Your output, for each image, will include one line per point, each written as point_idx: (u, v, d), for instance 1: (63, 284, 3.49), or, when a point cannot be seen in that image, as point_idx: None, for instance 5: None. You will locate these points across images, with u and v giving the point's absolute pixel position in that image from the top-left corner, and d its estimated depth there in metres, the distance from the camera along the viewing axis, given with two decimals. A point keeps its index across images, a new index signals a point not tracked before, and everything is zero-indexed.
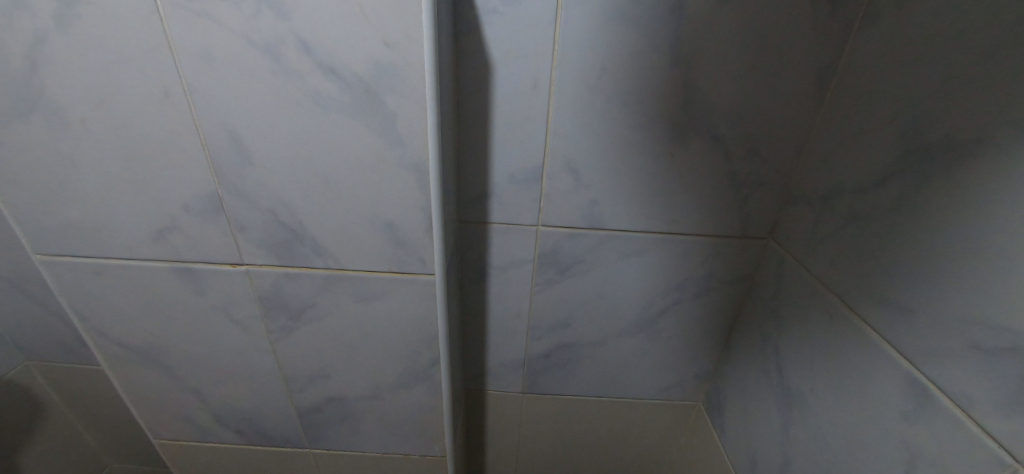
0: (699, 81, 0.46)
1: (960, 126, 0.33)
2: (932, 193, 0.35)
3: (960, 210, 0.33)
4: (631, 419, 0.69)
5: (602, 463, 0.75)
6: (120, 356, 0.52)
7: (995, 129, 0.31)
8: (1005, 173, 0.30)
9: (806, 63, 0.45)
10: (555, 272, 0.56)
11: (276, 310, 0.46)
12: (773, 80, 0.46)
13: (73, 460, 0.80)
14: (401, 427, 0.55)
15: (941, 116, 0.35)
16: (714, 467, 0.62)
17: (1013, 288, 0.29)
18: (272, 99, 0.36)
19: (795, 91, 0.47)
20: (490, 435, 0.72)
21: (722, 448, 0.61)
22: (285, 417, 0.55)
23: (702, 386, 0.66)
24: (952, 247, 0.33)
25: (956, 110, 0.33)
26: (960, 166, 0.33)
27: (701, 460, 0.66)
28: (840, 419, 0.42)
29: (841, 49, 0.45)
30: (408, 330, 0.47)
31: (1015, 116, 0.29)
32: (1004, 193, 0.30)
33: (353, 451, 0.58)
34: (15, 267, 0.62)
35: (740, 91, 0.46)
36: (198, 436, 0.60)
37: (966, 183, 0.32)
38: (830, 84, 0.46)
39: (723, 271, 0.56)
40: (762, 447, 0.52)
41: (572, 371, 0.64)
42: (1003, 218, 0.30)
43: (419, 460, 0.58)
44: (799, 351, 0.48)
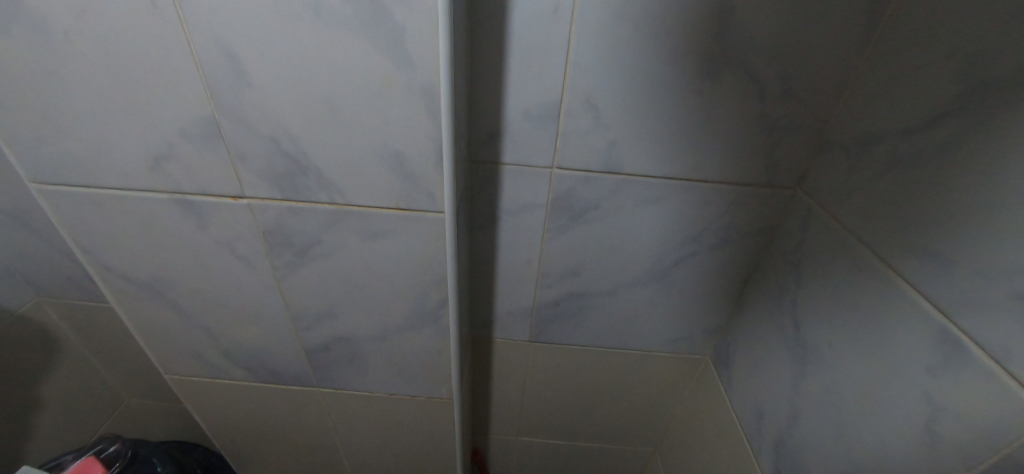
0: (739, 8, 0.41)
1: None
2: (989, 134, 0.32)
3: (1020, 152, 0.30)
4: (638, 370, 0.70)
5: (605, 412, 0.76)
6: (127, 291, 0.52)
7: None
8: None
9: None
10: (568, 218, 0.54)
11: (280, 247, 0.45)
12: (820, 9, 0.41)
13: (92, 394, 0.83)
14: (408, 370, 0.55)
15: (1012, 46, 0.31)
16: (719, 420, 0.63)
17: None
18: (269, 10, 0.32)
19: (843, 23, 0.42)
20: (496, 382, 0.73)
21: (729, 400, 0.61)
22: (294, 356, 0.55)
23: (711, 340, 0.65)
24: (1006, 192, 0.30)
25: None
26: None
27: (706, 412, 0.66)
28: (857, 373, 0.41)
29: None
30: (416, 271, 0.45)
31: None
32: None
33: (361, 392, 0.59)
34: (16, 201, 0.60)
35: (782, 21, 0.42)
36: (208, 372, 0.60)
37: None
38: (884, 14, 0.41)
39: (743, 222, 0.54)
40: (771, 400, 0.52)
41: (581, 321, 0.63)
42: None
43: (427, 402, 0.59)
44: (818, 305, 0.46)
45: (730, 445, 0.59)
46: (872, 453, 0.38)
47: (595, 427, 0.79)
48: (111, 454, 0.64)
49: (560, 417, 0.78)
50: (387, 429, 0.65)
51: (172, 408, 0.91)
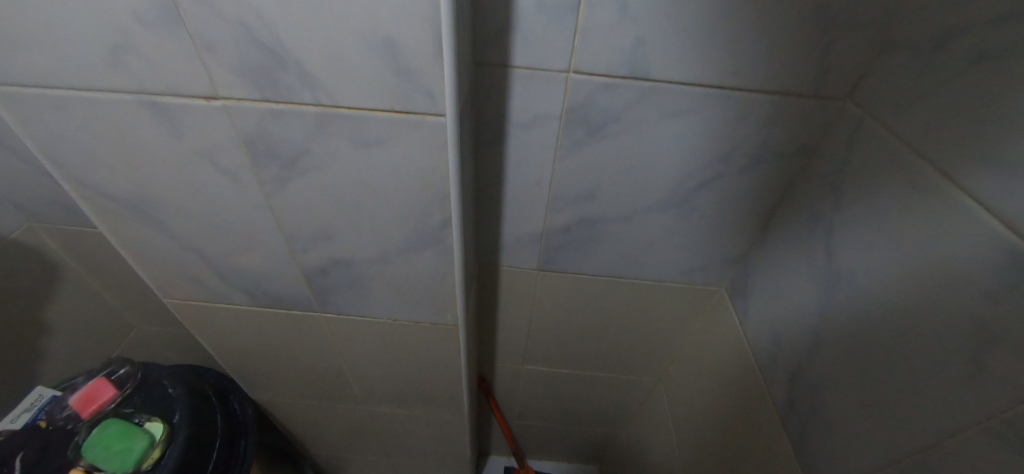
0: None
1: None
2: None
3: None
4: (648, 302, 0.68)
5: (612, 343, 0.76)
6: (109, 210, 0.48)
7: None
8: None
9: None
10: (584, 134, 0.48)
11: (266, 158, 0.41)
12: None
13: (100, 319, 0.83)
14: (412, 295, 0.53)
15: None
16: (729, 350, 0.62)
17: None
18: None
19: None
20: (503, 311, 0.72)
21: (742, 331, 0.59)
22: (292, 280, 0.53)
23: (728, 270, 0.62)
24: None
25: None
26: None
27: (716, 343, 0.65)
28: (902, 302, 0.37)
29: None
30: (416, 186, 0.41)
31: None
32: None
33: (364, 317, 0.57)
34: None
35: None
36: (207, 296, 0.59)
37: None
38: None
39: (780, 140, 0.48)
40: (793, 329, 0.49)
41: (592, 249, 0.60)
42: None
43: (432, 328, 0.58)
44: (861, 229, 0.42)
45: (741, 375, 0.58)
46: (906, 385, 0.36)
47: (601, 357, 0.79)
48: (122, 376, 0.65)
49: (566, 347, 0.78)
50: (393, 355, 0.65)
51: (182, 335, 0.92)
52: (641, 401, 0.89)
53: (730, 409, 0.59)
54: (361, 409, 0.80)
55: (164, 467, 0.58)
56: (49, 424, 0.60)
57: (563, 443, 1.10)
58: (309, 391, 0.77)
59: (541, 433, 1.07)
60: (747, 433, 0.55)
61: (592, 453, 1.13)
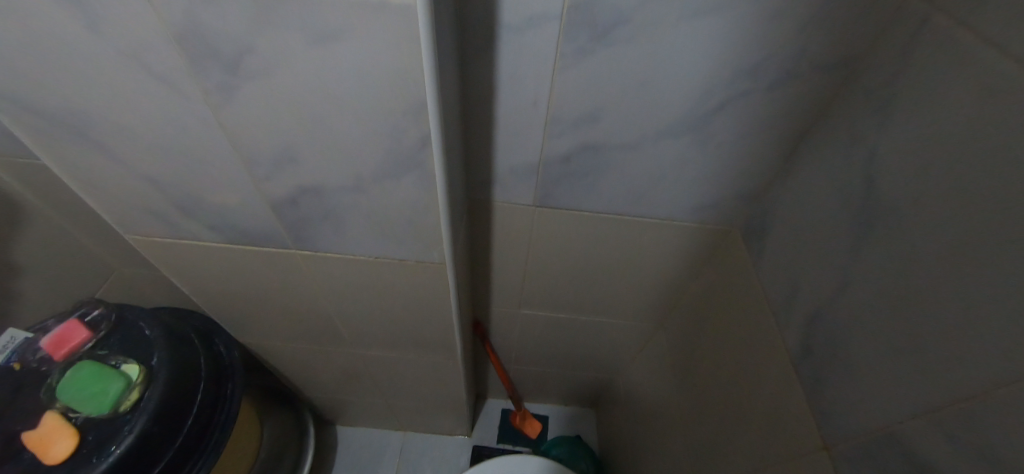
0: None
1: None
2: None
3: None
4: (654, 243, 0.63)
5: (613, 287, 0.72)
6: (34, 128, 0.41)
7: None
8: None
9: None
10: (589, 39, 0.41)
11: (204, 59, 0.33)
12: None
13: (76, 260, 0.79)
14: (393, 230, 0.48)
15: None
16: (738, 293, 0.57)
17: None
18: None
19: None
20: (497, 252, 0.67)
21: (755, 272, 0.55)
22: (260, 212, 0.48)
23: (744, 208, 0.57)
24: None
25: None
26: None
27: (723, 287, 0.61)
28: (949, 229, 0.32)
29: None
30: (386, 96, 0.34)
31: None
32: None
33: (342, 255, 0.53)
34: None
35: None
36: (172, 232, 0.54)
37: None
38: None
39: (822, 48, 0.41)
40: (815, 268, 0.45)
41: (594, 182, 0.54)
42: None
43: (418, 268, 0.53)
44: (908, 150, 0.36)
45: (750, 318, 0.54)
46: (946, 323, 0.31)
47: (601, 301, 0.76)
48: (96, 318, 0.62)
49: (564, 291, 0.74)
50: (379, 297, 0.61)
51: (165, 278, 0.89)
52: (640, 347, 0.87)
53: (737, 354, 0.56)
54: (352, 352, 0.78)
55: (144, 409, 0.56)
56: (22, 365, 0.57)
57: (560, 387, 1.10)
58: (297, 335, 0.74)
59: (538, 378, 1.07)
60: (754, 379, 0.52)
61: (589, 397, 1.14)
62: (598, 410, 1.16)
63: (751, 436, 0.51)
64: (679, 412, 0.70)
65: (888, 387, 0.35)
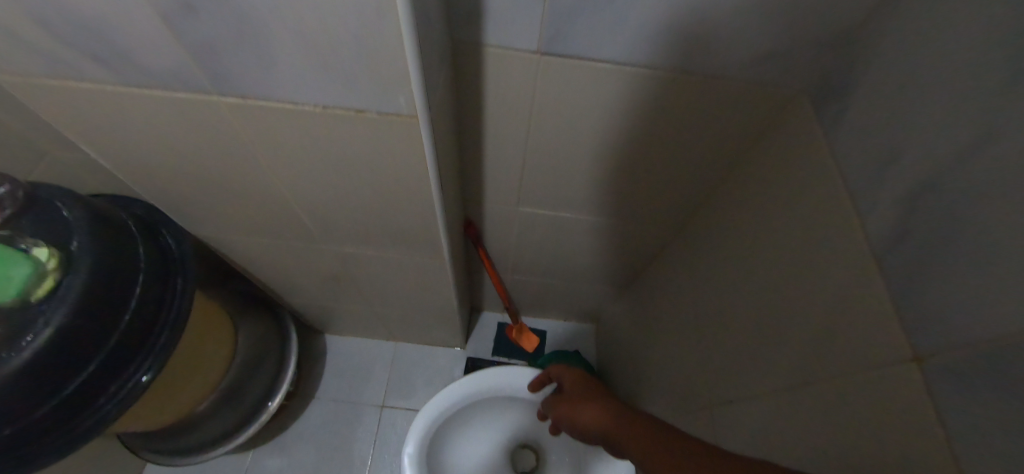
0: None
1: None
2: None
3: None
4: (691, 112, 0.49)
5: (632, 176, 0.60)
6: None
7: None
8: None
9: None
10: None
11: None
12: None
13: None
14: (340, 60, 0.34)
15: None
16: (795, 175, 0.45)
17: None
18: None
19: None
20: (490, 124, 0.54)
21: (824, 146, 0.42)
22: (148, 35, 0.33)
23: (823, 60, 0.42)
24: None
25: None
26: None
27: (774, 170, 0.49)
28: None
29: None
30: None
31: None
32: None
33: (281, 105, 0.39)
34: None
35: None
36: (48, 70, 0.39)
37: None
38: None
39: None
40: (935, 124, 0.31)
41: (623, 12, 0.39)
42: None
43: (381, 126, 0.40)
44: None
45: (810, 203, 0.42)
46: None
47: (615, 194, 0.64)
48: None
49: (574, 182, 0.62)
50: (341, 171, 0.48)
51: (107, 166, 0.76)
52: (655, 252, 0.77)
53: (783, 250, 0.45)
54: (325, 251, 0.68)
55: (65, 296, 0.47)
56: None
57: (561, 299, 1.03)
58: (256, 226, 0.63)
59: (537, 289, 0.99)
60: (804, 276, 0.42)
61: (590, 311, 1.07)
62: (599, 324, 1.10)
63: (797, 344, 0.42)
64: (699, 322, 0.61)
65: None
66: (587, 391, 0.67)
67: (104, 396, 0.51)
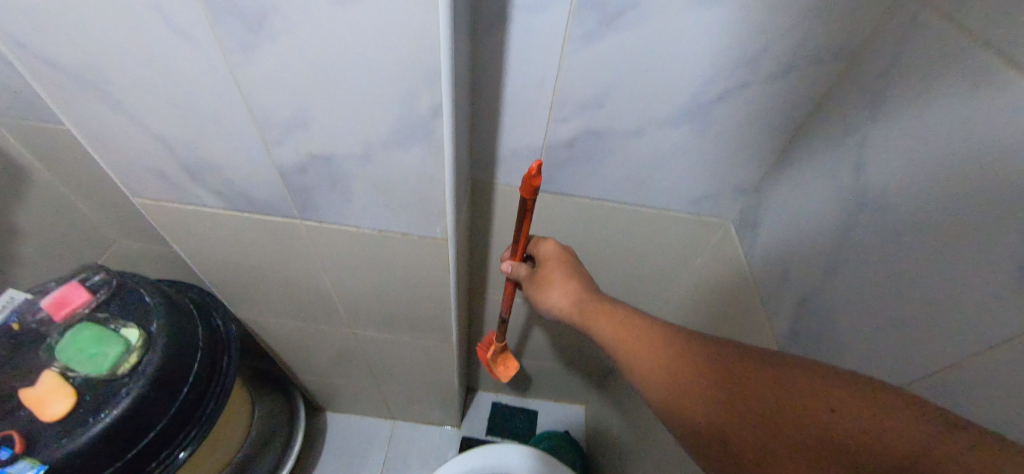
0: None
1: None
2: None
3: None
4: (654, 232, 0.65)
5: (613, 276, 0.75)
6: (49, 83, 0.42)
7: None
8: None
9: None
10: (598, 21, 0.42)
11: (222, 13, 0.34)
12: None
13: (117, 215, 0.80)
14: (396, 201, 0.49)
15: None
16: (728, 296, 0.59)
17: None
18: None
19: None
20: (497, 225, 0.67)
21: (748, 275, 0.56)
22: (264, 178, 0.48)
23: (740, 201, 0.59)
24: None
25: None
26: None
27: (714, 288, 0.64)
28: (971, 194, 0.30)
29: None
30: (406, 4, 0.32)
31: None
32: None
33: (349, 229, 0.54)
34: None
35: None
36: (177, 196, 0.54)
37: None
38: None
39: (815, 46, 0.42)
40: (831, 238, 0.43)
41: (597, 169, 0.56)
42: None
43: (418, 243, 0.54)
44: (923, 108, 0.35)
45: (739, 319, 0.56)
46: (993, 296, 0.29)
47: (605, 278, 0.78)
48: (97, 282, 0.63)
49: None
50: (389, 277, 0.62)
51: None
52: None
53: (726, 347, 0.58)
54: (345, 334, 0.78)
55: (143, 372, 0.57)
56: (22, 327, 0.58)
57: (554, 380, 1.12)
58: (292, 309, 0.74)
59: (538, 347, 1.01)
60: None
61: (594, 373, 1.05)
62: (597, 392, 1.09)
63: None
64: None
65: (906, 351, 0.34)
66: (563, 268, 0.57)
67: (154, 461, 0.59)
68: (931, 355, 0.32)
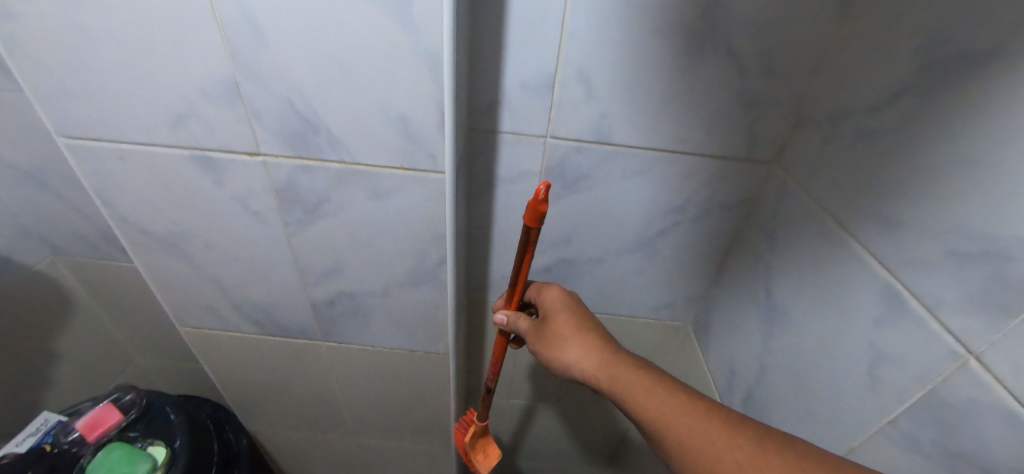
0: (732, 4, 0.45)
1: (966, 63, 0.34)
2: (905, 134, 0.38)
3: (937, 133, 0.35)
4: (625, 335, 0.76)
5: None
6: (143, 244, 0.55)
7: (961, 98, 0.34)
8: (951, 158, 0.34)
9: (817, 10, 0.45)
10: (561, 187, 0.58)
11: (291, 203, 0.48)
12: (791, 21, 0.46)
13: (144, 333, 0.89)
14: (407, 324, 0.60)
15: (970, 41, 0.33)
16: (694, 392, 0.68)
17: (976, 222, 0.32)
18: (303, 22, 0.36)
19: (809, 24, 0.46)
20: (490, 334, 0.78)
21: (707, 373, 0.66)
22: (299, 309, 0.60)
23: (692, 308, 0.71)
24: (938, 183, 0.35)
25: (975, 42, 0.33)
26: (943, 115, 0.35)
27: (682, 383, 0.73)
28: (830, 311, 0.44)
29: (847, 13, 0.45)
30: (424, 198, 0.47)
31: (966, 95, 0.33)
32: (969, 150, 0.33)
33: (365, 347, 0.64)
34: (60, 174, 0.65)
35: (767, 29, 0.46)
36: (218, 324, 0.64)
37: (936, 139, 0.35)
38: (846, 22, 0.45)
39: (720, 198, 0.58)
40: (761, 345, 0.54)
41: (572, 287, 0.69)
42: (958, 187, 0.33)
43: (422, 357, 0.64)
44: (795, 248, 0.50)
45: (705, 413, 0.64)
46: (853, 387, 0.41)
47: None
48: (128, 402, 0.69)
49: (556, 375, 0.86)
50: (395, 387, 0.70)
51: (194, 372, 0.96)
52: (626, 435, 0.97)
53: None
54: (350, 443, 0.83)
55: None
56: (54, 448, 0.63)
57: None
58: (302, 420, 0.79)
59: (546, 424, 0.97)
60: None
61: (599, 457, 1.01)
62: None
63: None
64: None
65: (815, 433, 0.45)
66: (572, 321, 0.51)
67: None
68: (829, 436, 0.43)
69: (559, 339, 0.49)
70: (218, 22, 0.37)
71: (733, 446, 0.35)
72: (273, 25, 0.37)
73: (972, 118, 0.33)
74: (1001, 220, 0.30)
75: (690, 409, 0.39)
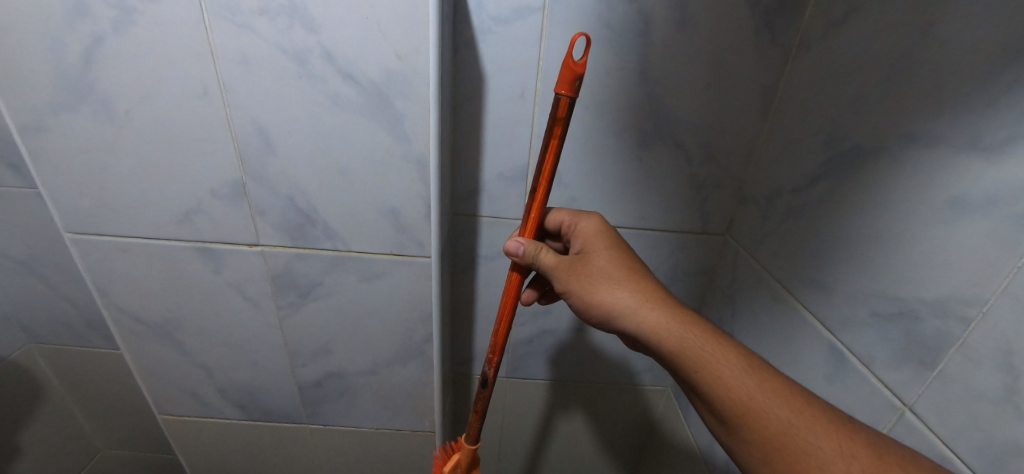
0: (672, 108, 0.54)
1: (858, 157, 0.41)
2: (824, 211, 0.44)
3: (847, 211, 0.42)
4: (611, 393, 0.81)
5: (586, 435, 0.86)
6: (133, 332, 0.56)
7: (859, 184, 0.41)
8: (860, 233, 0.40)
9: (742, 111, 0.54)
10: None
11: (286, 288, 0.51)
12: (723, 119, 0.55)
13: (114, 421, 0.85)
14: (394, 401, 0.61)
15: (858, 140, 0.41)
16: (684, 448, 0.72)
17: (888, 288, 0.37)
18: (308, 134, 0.42)
19: (738, 122, 0.55)
20: None
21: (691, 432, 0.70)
22: (286, 391, 0.60)
23: None
24: (855, 255, 0.41)
25: (861, 140, 0.41)
26: (848, 197, 0.42)
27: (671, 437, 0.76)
28: (789, 370, 0.48)
29: (767, 113, 0.54)
30: (412, 279, 0.51)
31: (862, 182, 0.40)
32: (873, 228, 0.39)
33: (350, 427, 0.64)
34: (53, 262, 0.67)
35: (704, 126, 0.55)
36: (200, 410, 0.63)
37: (846, 217, 0.42)
38: (767, 120, 0.55)
39: (683, 267, 0.64)
40: None
41: None
42: (869, 259, 0.39)
43: (408, 436, 0.64)
44: (753, 311, 0.55)
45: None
46: None
47: (579, 441, 0.87)
48: None
49: (546, 440, 0.87)
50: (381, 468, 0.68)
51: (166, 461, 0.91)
52: None
53: None
54: None
55: None
56: None
57: None
58: None
59: (570, 435, 0.86)
60: None
61: None
62: None
63: None
64: None
65: None
66: (622, 269, 0.45)
67: None
68: None
69: (610, 290, 0.43)
70: (233, 136, 0.43)
71: (843, 454, 0.32)
72: (282, 137, 0.43)
73: (869, 201, 0.39)
74: (905, 287, 0.36)
75: (791, 403, 0.35)
